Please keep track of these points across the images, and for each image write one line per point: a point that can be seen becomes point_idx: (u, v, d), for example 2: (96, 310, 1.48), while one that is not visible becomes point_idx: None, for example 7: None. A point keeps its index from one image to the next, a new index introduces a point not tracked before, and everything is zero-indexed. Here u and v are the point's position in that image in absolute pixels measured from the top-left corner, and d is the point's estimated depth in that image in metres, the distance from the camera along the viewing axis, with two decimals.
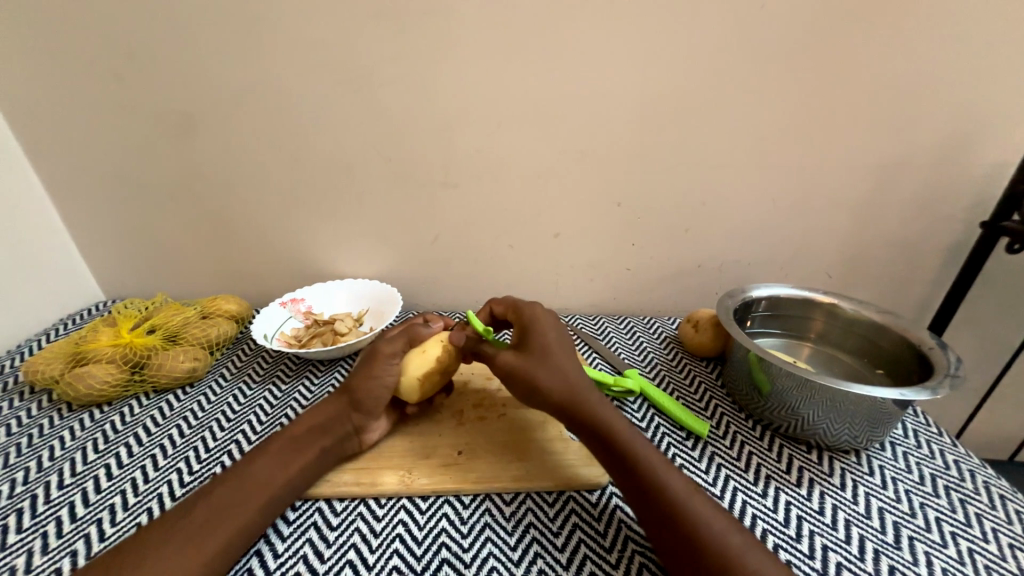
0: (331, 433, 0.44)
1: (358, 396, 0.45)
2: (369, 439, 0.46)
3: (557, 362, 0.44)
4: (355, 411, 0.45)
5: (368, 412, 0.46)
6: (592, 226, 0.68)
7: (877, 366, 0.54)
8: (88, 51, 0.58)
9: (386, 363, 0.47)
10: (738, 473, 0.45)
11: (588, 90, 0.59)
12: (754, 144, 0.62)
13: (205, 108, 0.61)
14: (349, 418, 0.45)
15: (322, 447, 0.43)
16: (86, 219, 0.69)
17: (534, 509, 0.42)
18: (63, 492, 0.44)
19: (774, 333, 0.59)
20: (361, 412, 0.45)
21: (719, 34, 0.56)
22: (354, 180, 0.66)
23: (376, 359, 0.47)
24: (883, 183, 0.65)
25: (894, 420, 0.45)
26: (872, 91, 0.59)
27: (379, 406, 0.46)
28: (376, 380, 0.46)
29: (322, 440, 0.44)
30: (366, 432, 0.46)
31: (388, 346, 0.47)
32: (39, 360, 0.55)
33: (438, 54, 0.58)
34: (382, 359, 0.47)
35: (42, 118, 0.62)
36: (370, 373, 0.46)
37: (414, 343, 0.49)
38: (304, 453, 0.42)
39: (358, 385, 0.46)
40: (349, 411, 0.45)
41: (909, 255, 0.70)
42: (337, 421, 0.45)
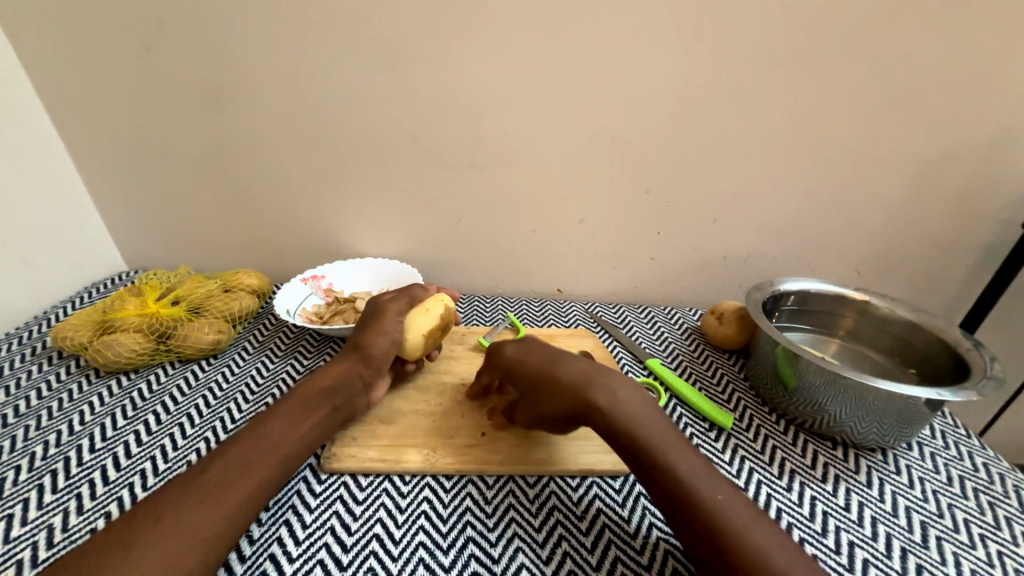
0: (342, 392, 0.44)
1: (370, 353, 0.46)
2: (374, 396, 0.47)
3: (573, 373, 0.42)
4: (364, 367, 0.46)
5: (377, 369, 0.47)
6: (617, 212, 0.67)
7: (908, 365, 0.53)
8: (109, 14, 0.56)
9: (393, 319, 0.48)
10: (763, 466, 0.45)
11: (623, 71, 0.57)
12: (790, 134, 0.60)
13: (230, 79, 0.60)
14: (359, 373, 0.46)
15: (333, 405, 0.43)
16: (109, 188, 0.69)
17: (557, 492, 0.42)
18: (94, 456, 0.44)
19: (803, 329, 0.58)
20: (370, 366, 0.46)
21: (762, 17, 0.54)
22: (379, 158, 0.65)
23: (382, 316, 0.48)
24: (923, 179, 0.63)
25: (924, 420, 0.44)
26: (919, 80, 0.57)
27: (387, 361, 0.47)
28: (387, 336, 0.47)
29: (334, 398, 0.43)
30: (373, 390, 0.47)
31: (393, 304, 0.49)
32: (68, 326, 0.56)
33: (469, 28, 0.56)
34: (388, 316, 0.48)
35: (66, 84, 0.61)
36: (376, 328, 0.47)
37: (414, 303, 0.50)
38: (316, 414, 0.42)
39: (368, 342, 0.47)
40: (359, 365, 0.46)
41: (943, 252, 0.68)
42: (347, 381, 0.45)
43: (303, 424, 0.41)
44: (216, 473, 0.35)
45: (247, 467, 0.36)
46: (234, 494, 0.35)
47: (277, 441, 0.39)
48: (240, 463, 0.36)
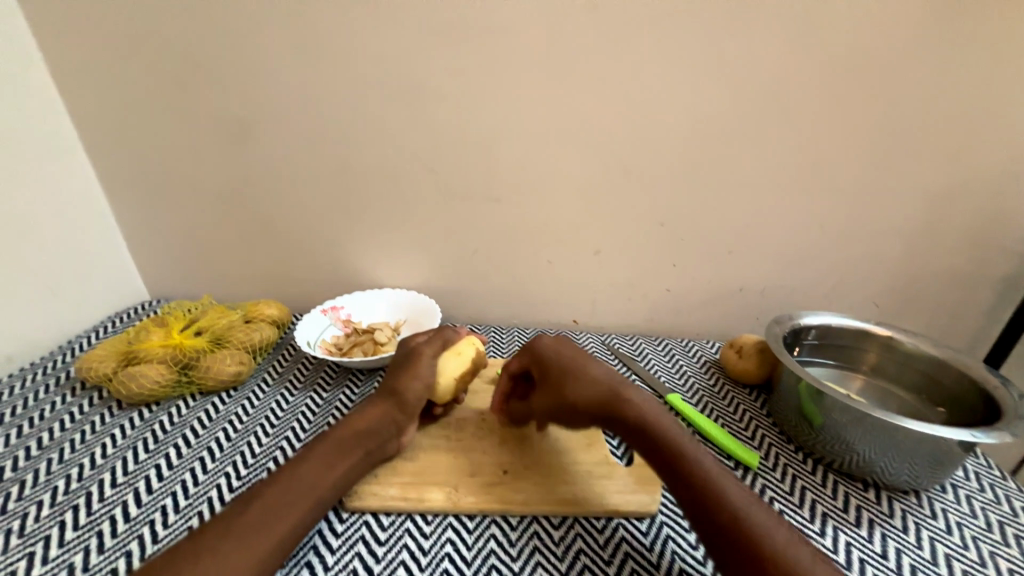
0: (376, 437, 0.43)
1: (403, 397, 0.46)
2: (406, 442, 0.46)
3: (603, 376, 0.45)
4: (398, 411, 0.45)
5: (411, 414, 0.46)
6: (632, 244, 0.68)
7: (938, 403, 0.52)
8: (154, 61, 0.60)
9: (428, 361, 0.48)
10: (792, 508, 0.44)
11: (637, 110, 0.60)
12: (802, 169, 0.62)
13: (262, 118, 0.63)
14: (393, 418, 0.45)
15: (366, 450, 0.42)
16: (138, 219, 0.71)
17: (583, 534, 0.42)
18: (116, 491, 0.44)
19: (826, 364, 0.57)
20: (405, 411, 0.45)
21: (771, 60, 0.56)
22: (400, 192, 0.67)
23: (416, 358, 0.48)
24: (936, 212, 0.64)
25: (957, 462, 0.43)
26: (926, 119, 0.58)
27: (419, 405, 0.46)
28: (421, 379, 0.47)
29: (368, 442, 0.43)
30: (406, 435, 0.46)
31: (427, 347, 0.49)
32: (94, 357, 0.56)
33: (490, 72, 0.59)
34: (421, 359, 0.48)
35: (105, 122, 0.64)
36: (411, 371, 0.47)
37: (446, 345, 0.51)
38: (349, 457, 0.41)
39: (402, 385, 0.46)
40: (394, 411, 0.45)
41: (961, 285, 0.68)
42: (381, 425, 0.44)
43: (332, 461, 0.41)
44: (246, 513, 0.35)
45: (272, 506, 0.36)
46: (261, 534, 0.34)
47: (312, 483, 0.38)
48: (269, 502, 0.36)
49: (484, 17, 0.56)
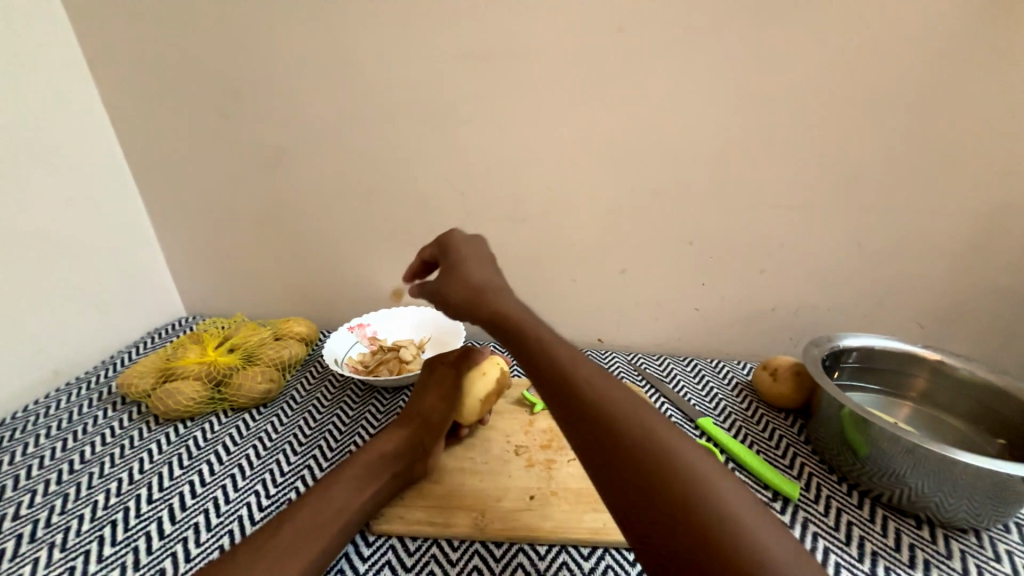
0: (404, 459, 0.44)
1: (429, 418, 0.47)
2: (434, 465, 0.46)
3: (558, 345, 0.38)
4: (423, 431, 0.46)
5: (437, 433, 0.47)
6: (658, 262, 0.67)
7: (996, 434, 0.48)
8: (197, 92, 0.64)
9: (452, 382, 0.50)
10: (839, 545, 0.41)
11: (663, 128, 0.59)
12: (837, 185, 0.60)
13: (295, 143, 0.65)
14: (420, 439, 0.45)
15: (394, 472, 0.43)
16: (177, 240, 0.74)
17: (615, 567, 0.40)
18: (151, 507, 0.45)
19: (869, 389, 0.54)
20: (430, 430, 0.47)
21: (801, 77, 0.55)
22: (425, 211, 0.68)
23: (437, 378, 0.51)
24: (984, 227, 0.60)
25: (1022, 500, 0.40)
26: (970, 133, 0.56)
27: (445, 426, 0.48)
28: (445, 400, 0.49)
29: (396, 463, 0.43)
30: (434, 459, 0.46)
31: (449, 368, 0.52)
32: (134, 373, 0.59)
33: (514, 94, 0.60)
34: (443, 378, 0.51)
35: (151, 149, 0.68)
36: (434, 391, 0.49)
37: (471, 366, 0.52)
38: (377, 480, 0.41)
39: (428, 407, 0.48)
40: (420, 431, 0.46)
41: (1016, 305, 0.64)
42: (410, 446, 0.45)
43: (361, 485, 0.41)
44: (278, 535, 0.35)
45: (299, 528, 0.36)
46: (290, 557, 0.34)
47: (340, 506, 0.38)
48: (300, 524, 0.36)
49: (509, 42, 0.57)
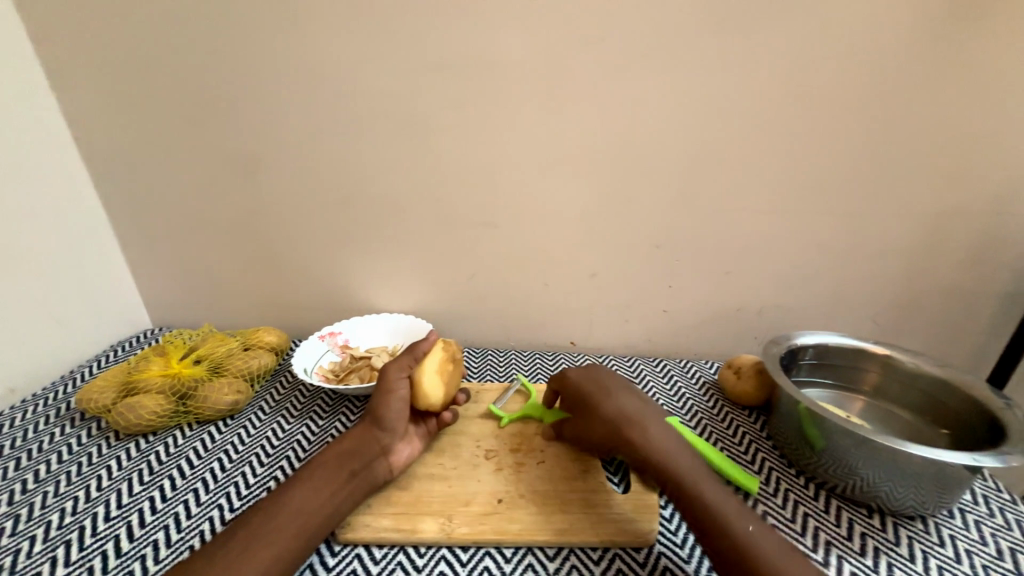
0: (361, 457, 0.45)
1: (381, 415, 0.47)
2: (397, 461, 0.46)
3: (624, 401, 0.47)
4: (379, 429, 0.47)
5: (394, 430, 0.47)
6: (628, 266, 0.69)
7: (941, 425, 0.51)
8: (160, 99, 0.62)
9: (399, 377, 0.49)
10: (794, 536, 0.43)
11: (628, 136, 0.61)
12: (795, 190, 0.62)
13: (263, 152, 0.64)
14: (375, 437, 0.46)
15: (352, 470, 0.44)
16: (142, 250, 0.72)
17: (578, 566, 0.41)
18: (109, 524, 0.44)
19: (825, 384, 0.57)
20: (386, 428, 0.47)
21: (759, 85, 0.57)
22: (397, 219, 0.68)
23: (387, 375, 0.49)
24: (931, 229, 0.63)
25: (963, 486, 0.42)
26: (918, 141, 0.59)
27: (400, 421, 0.47)
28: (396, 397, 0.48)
29: (355, 461, 0.44)
30: (394, 454, 0.46)
31: (396, 361, 0.49)
32: (94, 388, 0.57)
33: (483, 102, 0.60)
34: (393, 375, 0.49)
35: (113, 157, 0.66)
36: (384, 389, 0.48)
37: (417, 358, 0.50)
38: (333, 484, 0.42)
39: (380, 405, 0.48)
40: (376, 431, 0.47)
41: (962, 302, 0.67)
42: (365, 443, 0.46)
43: (324, 494, 0.41)
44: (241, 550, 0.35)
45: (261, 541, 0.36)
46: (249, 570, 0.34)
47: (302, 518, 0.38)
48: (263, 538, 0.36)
49: (479, 51, 0.58)
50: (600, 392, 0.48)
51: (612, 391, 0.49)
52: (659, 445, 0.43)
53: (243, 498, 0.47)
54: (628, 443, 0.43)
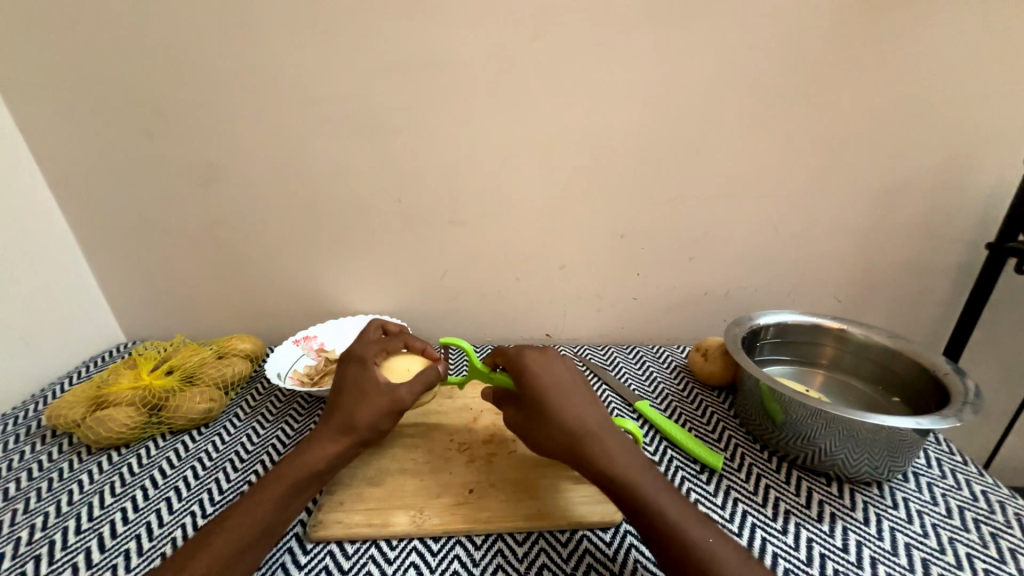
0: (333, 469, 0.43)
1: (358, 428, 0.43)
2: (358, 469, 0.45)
3: (576, 405, 0.43)
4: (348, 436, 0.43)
5: (369, 441, 0.44)
6: (596, 256, 0.70)
7: (893, 393, 0.55)
8: (117, 110, 0.62)
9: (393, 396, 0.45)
10: (756, 508, 0.44)
11: (589, 129, 0.62)
12: (753, 174, 0.64)
13: (226, 159, 0.64)
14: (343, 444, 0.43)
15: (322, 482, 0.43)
16: (110, 264, 0.72)
17: (547, 549, 0.42)
18: (80, 537, 0.44)
19: (783, 361, 0.60)
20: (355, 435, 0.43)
21: (712, 74, 0.59)
22: (366, 221, 0.68)
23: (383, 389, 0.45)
24: (884, 207, 0.66)
25: (914, 450, 0.44)
26: (866, 121, 0.61)
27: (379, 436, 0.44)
28: (379, 413, 0.44)
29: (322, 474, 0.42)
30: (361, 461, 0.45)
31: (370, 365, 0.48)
32: (63, 405, 0.56)
33: (442, 100, 0.61)
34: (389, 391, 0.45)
35: (73, 171, 0.65)
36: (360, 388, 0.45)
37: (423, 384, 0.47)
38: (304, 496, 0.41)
39: (358, 417, 0.44)
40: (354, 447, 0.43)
41: (917, 276, 0.70)
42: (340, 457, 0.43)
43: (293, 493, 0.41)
44: (212, 559, 0.36)
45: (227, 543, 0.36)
46: None
47: (267, 525, 0.39)
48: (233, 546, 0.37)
49: (437, 51, 0.58)
50: (560, 396, 0.43)
51: (568, 392, 0.44)
52: (616, 458, 0.40)
53: (215, 504, 0.47)
54: (586, 458, 0.40)
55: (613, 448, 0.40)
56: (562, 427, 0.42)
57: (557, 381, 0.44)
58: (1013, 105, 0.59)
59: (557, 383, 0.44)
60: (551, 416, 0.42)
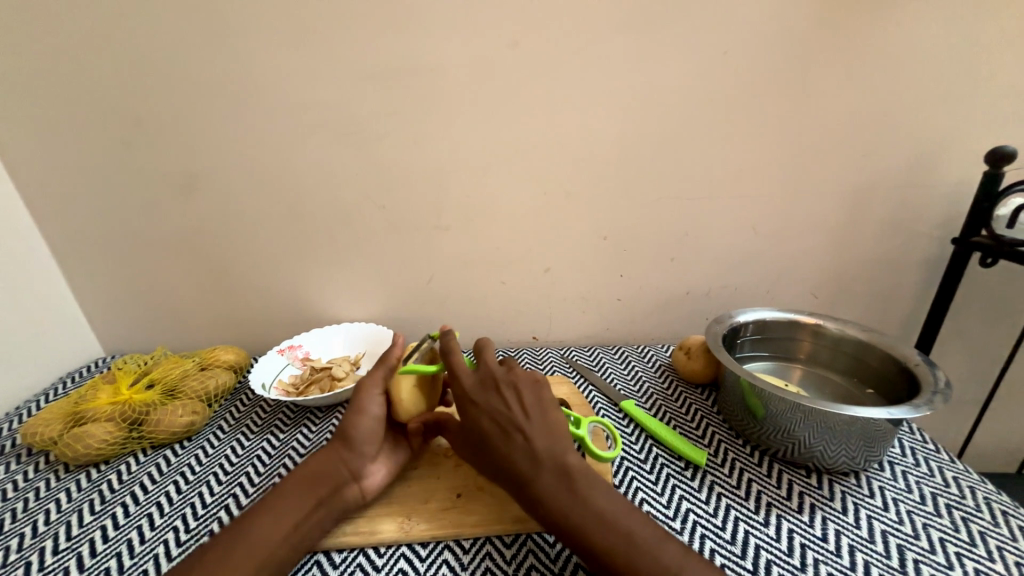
0: (327, 481, 0.42)
1: (349, 434, 0.45)
2: (368, 485, 0.44)
3: (517, 441, 0.40)
4: (337, 443, 0.45)
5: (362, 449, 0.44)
6: (580, 259, 0.71)
7: (867, 385, 0.56)
8: (93, 121, 0.61)
9: (373, 396, 0.46)
10: (739, 501, 0.45)
11: (569, 133, 0.63)
12: (730, 175, 0.66)
13: (206, 168, 0.63)
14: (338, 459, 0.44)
15: (318, 497, 0.41)
16: (88, 277, 0.70)
17: (535, 550, 0.42)
18: (58, 557, 0.43)
19: (764, 357, 0.62)
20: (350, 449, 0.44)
21: (687, 79, 0.60)
22: (349, 228, 0.68)
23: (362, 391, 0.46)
24: (856, 205, 0.68)
25: (888, 439, 0.45)
26: (835, 123, 0.63)
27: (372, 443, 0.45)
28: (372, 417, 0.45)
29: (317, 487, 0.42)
30: (365, 477, 0.44)
31: (371, 377, 0.47)
32: (39, 422, 0.55)
33: (423, 107, 0.61)
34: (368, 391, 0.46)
35: (49, 184, 0.64)
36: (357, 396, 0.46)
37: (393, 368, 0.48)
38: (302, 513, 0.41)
39: (350, 426, 0.45)
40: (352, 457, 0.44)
41: (888, 271, 0.72)
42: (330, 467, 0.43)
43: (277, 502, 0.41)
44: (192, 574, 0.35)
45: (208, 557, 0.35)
46: None
47: (251, 536, 0.38)
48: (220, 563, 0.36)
49: (417, 58, 0.59)
50: (499, 433, 0.41)
51: (507, 428, 0.41)
52: (558, 495, 0.37)
53: (199, 519, 0.46)
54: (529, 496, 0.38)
55: (551, 484, 0.37)
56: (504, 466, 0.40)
57: (496, 418, 0.41)
58: (971, 106, 0.62)
59: (498, 419, 0.41)
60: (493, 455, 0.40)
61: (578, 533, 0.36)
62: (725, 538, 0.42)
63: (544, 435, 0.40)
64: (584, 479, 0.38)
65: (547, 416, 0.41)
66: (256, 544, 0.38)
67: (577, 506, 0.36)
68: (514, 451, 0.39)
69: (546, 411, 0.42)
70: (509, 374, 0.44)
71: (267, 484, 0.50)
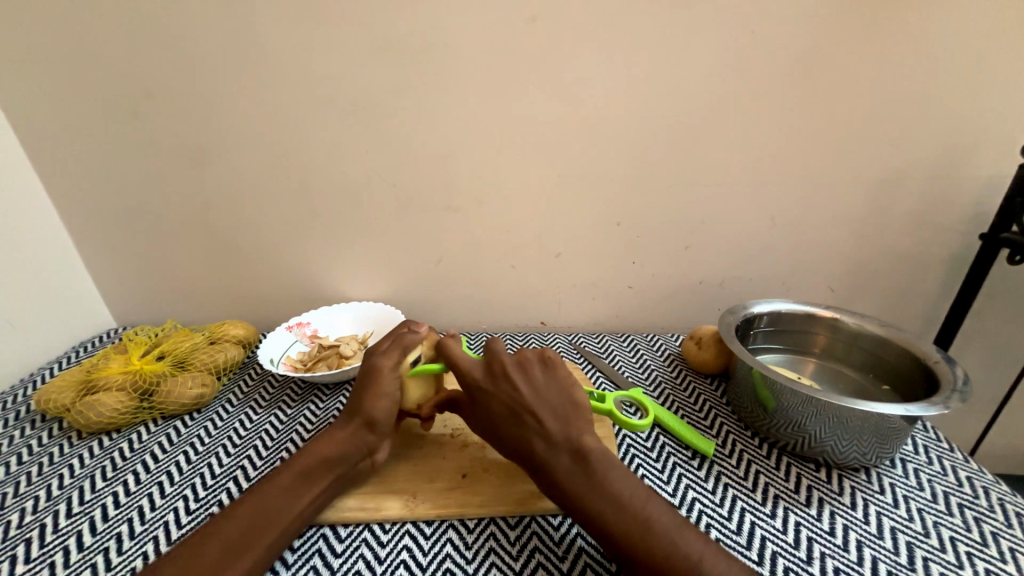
0: (345, 463, 0.43)
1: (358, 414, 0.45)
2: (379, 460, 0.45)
3: (530, 422, 0.40)
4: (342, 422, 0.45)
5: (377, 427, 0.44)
6: (592, 244, 0.69)
7: (882, 380, 0.55)
8: (102, 88, 0.59)
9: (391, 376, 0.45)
10: (746, 493, 0.45)
11: (586, 113, 0.61)
12: (752, 161, 0.63)
13: (216, 140, 0.62)
14: (369, 446, 0.43)
15: (336, 475, 0.42)
16: (99, 249, 0.70)
17: (539, 533, 0.42)
18: (70, 521, 0.44)
19: (777, 349, 0.61)
20: (378, 432, 0.44)
21: (712, 58, 0.58)
22: (359, 206, 0.67)
23: (373, 374, 0.45)
24: (881, 197, 0.66)
25: (903, 435, 0.45)
26: (866, 108, 0.60)
27: (389, 421, 0.45)
28: (388, 398, 0.45)
29: (335, 466, 0.42)
30: (378, 454, 0.45)
31: (385, 360, 0.45)
32: (51, 389, 0.56)
33: (437, 80, 0.59)
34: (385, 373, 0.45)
35: (61, 153, 0.63)
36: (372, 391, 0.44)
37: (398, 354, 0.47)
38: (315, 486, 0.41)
39: (369, 405, 0.44)
40: (369, 441, 0.44)
41: (910, 266, 0.70)
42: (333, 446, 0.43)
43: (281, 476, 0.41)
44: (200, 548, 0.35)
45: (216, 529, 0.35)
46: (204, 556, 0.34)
47: (257, 512, 0.38)
48: (232, 532, 0.36)
49: (431, 29, 0.57)
50: (509, 415, 0.41)
51: (517, 410, 0.41)
52: (569, 476, 0.38)
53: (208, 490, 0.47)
54: (542, 474, 0.39)
55: (562, 465, 0.38)
56: (517, 447, 0.40)
57: (506, 401, 0.41)
58: (1013, 92, 0.59)
59: (508, 401, 0.41)
60: (506, 438, 0.41)
61: (592, 512, 0.36)
62: (731, 529, 0.42)
63: (558, 416, 0.40)
64: (597, 461, 0.38)
65: (560, 396, 0.41)
66: (261, 520, 0.38)
67: (590, 485, 0.37)
68: (526, 433, 0.40)
69: (558, 391, 0.42)
70: (518, 357, 0.44)
71: (274, 459, 0.50)
